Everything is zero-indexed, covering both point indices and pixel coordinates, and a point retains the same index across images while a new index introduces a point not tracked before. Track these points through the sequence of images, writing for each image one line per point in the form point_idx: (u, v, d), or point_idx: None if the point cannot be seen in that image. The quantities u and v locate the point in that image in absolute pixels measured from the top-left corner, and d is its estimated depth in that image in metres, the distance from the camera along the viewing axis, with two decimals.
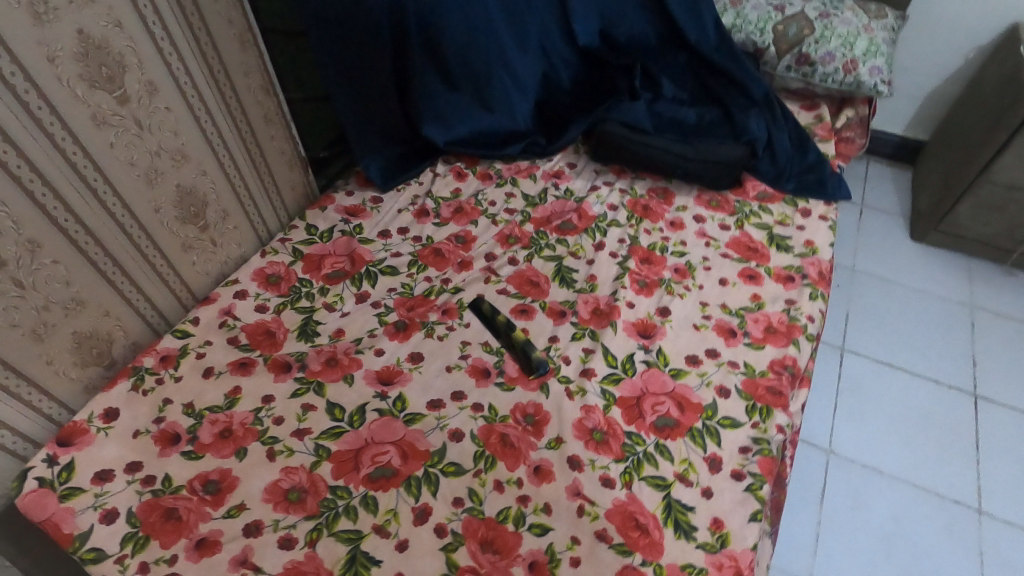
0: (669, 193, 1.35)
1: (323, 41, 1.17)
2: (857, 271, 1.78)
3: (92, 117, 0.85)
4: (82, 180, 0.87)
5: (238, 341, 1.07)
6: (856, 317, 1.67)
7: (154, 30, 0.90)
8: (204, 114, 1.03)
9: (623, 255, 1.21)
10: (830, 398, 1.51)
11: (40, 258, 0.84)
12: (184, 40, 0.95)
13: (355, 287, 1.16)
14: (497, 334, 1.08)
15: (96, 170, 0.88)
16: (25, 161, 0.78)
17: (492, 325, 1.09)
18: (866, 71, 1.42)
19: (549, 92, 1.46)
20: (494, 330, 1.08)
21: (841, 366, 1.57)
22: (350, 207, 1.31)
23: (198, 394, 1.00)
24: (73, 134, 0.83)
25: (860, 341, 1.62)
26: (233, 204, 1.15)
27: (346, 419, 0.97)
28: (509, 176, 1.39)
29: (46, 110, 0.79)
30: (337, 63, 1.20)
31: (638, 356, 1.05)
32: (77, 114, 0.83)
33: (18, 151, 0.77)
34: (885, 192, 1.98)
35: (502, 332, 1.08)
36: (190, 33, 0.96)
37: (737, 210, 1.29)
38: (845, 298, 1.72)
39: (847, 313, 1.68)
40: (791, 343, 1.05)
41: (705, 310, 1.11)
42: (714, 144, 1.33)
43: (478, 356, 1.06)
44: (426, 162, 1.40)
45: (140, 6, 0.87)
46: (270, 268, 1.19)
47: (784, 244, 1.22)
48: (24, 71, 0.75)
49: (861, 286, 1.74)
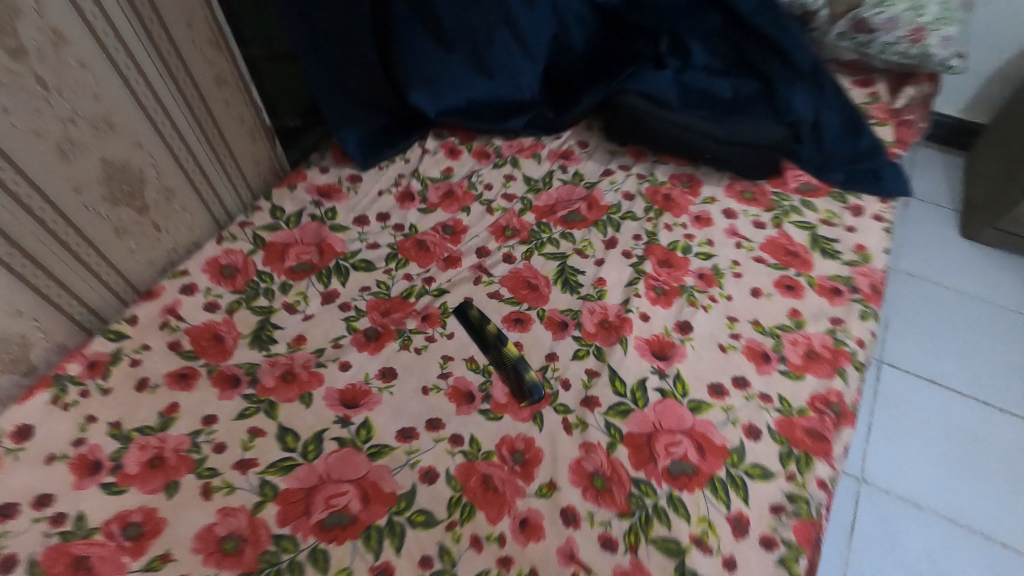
0: (696, 181, 1.15)
1: None
2: (899, 272, 1.58)
3: None
4: None
5: (180, 346, 0.91)
6: (896, 326, 1.49)
7: None
8: (134, 74, 0.85)
9: (638, 255, 1.03)
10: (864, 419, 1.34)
11: None
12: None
13: (321, 285, 0.99)
14: (484, 349, 0.91)
15: None
16: None
17: (479, 338, 0.92)
18: (935, 40, 1.20)
19: (558, 58, 1.23)
20: (482, 343, 0.92)
21: (878, 381, 1.39)
22: (323, 186, 1.13)
23: (129, 411, 0.85)
24: None
25: (899, 351, 1.45)
26: (180, 182, 0.98)
27: (300, 449, 0.82)
28: (509, 155, 1.20)
29: None
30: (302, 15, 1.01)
31: (651, 382, 0.88)
32: None
33: None
34: (936, 182, 1.76)
35: (491, 346, 0.91)
36: None
37: (775, 204, 1.10)
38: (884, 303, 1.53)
39: (886, 320, 1.49)
40: (837, 373, 0.87)
41: (733, 327, 0.93)
42: (751, 125, 1.13)
43: (460, 376, 0.89)
44: (413, 136, 1.21)
45: None
46: (226, 258, 1.02)
47: (830, 248, 1.02)
48: None
49: (904, 293, 1.54)
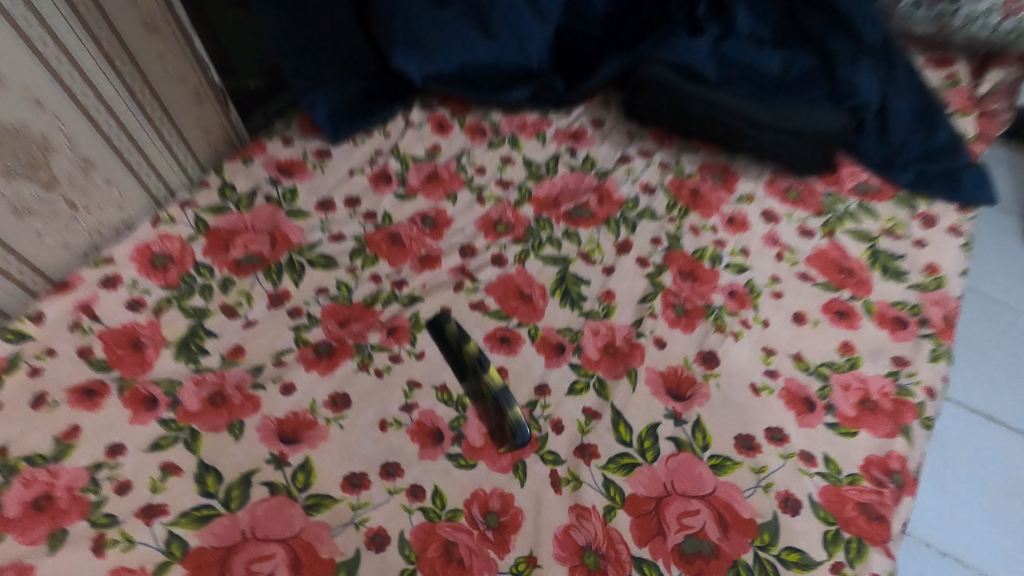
0: (730, 174, 0.96)
1: None
2: None
3: None
4: None
5: (90, 354, 0.75)
6: None
7: None
8: (23, 12, 0.66)
9: (656, 264, 0.85)
10: (958, 490, 0.90)
11: None
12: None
13: (269, 283, 0.82)
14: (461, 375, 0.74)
15: None
16: None
17: (455, 360, 0.75)
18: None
19: (572, 21, 1.02)
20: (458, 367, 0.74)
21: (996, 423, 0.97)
22: (284, 161, 0.95)
23: (18, 434, 0.69)
24: None
25: None
26: (100, 151, 0.80)
27: (221, 495, 0.66)
28: (508, 133, 1.01)
29: None
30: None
31: (664, 430, 0.70)
32: None
33: None
34: None
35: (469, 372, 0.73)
36: None
37: (827, 208, 0.91)
38: None
39: None
40: (900, 432, 0.69)
41: (768, 361, 0.75)
42: (807, 113, 0.91)
43: (426, 410, 0.72)
44: (396, 104, 1.03)
45: None
46: (159, 245, 0.85)
47: (893, 267, 0.83)
48: None
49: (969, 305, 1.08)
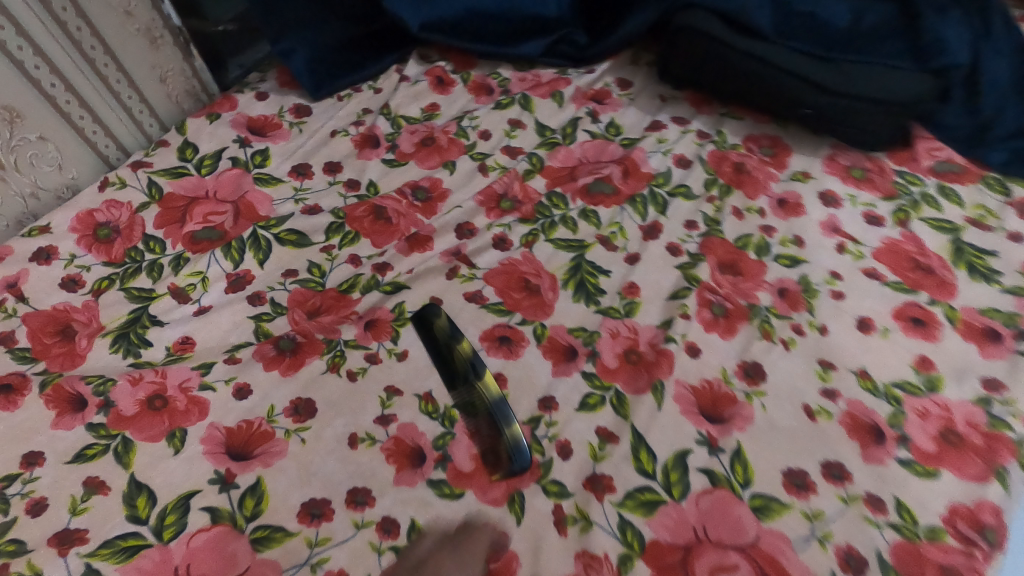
0: (781, 148, 0.81)
1: None
2: None
3: None
4: None
5: (12, 341, 0.63)
6: None
7: None
8: None
9: (691, 253, 0.70)
10: None
11: None
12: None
13: (229, 263, 0.69)
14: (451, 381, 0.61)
15: None
16: None
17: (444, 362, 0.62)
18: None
19: None
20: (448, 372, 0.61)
21: None
22: (256, 119, 0.82)
23: None
24: None
25: None
26: (28, 99, 0.67)
27: (153, 521, 0.54)
28: (518, 92, 0.86)
29: None
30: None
31: (695, 460, 0.57)
32: None
33: None
34: None
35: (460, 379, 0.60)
36: None
37: (899, 191, 0.75)
38: None
39: None
40: (994, 475, 0.55)
41: (826, 378, 0.61)
42: (882, 73, 0.74)
43: (405, 423, 0.60)
44: (388, 57, 0.89)
45: None
46: (105, 213, 0.73)
47: (982, 265, 0.68)
48: None
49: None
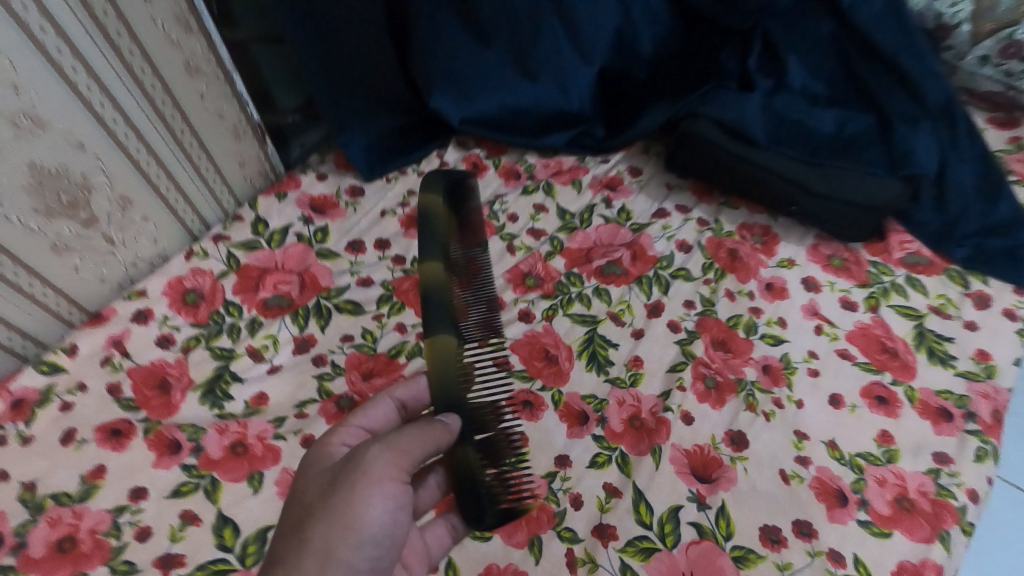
0: (771, 236, 0.93)
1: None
2: None
3: None
4: None
5: (120, 392, 0.76)
6: None
7: None
8: (70, 59, 0.67)
9: (688, 330, 0.82)
10: None
11: None
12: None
13: (296, 327, 0.82)
14: (427, 333, 0.55)
15: None
16: None
17: (434, 293, 0.56)
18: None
19: (622, 63, 1.00)
20: (429, 316, 0.56)
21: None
22: (318, 198, 0.95)
23: (48, 469, 0.71)
24: None
25: None
26: (140, 190, 0.81)
27: (237, 549, 0.66)
28: (543, 179, 1.00)
29: None
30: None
31: (687, 514, 0.68)
32: None
33: None
34: None
35: (445, 328, 0.55)
36: None
37: (872, 279, 0.87)
38: None
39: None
40: (937, 537, 0.66)
41: (800, 447, 0.72)
42: (858, 178, 0.86)
43: (411, 385, 0.59)
44: (431, 145, 1.02)
45: None
46: (192, 280, 0.86)
47: (941, 351, 0.79)
48: None
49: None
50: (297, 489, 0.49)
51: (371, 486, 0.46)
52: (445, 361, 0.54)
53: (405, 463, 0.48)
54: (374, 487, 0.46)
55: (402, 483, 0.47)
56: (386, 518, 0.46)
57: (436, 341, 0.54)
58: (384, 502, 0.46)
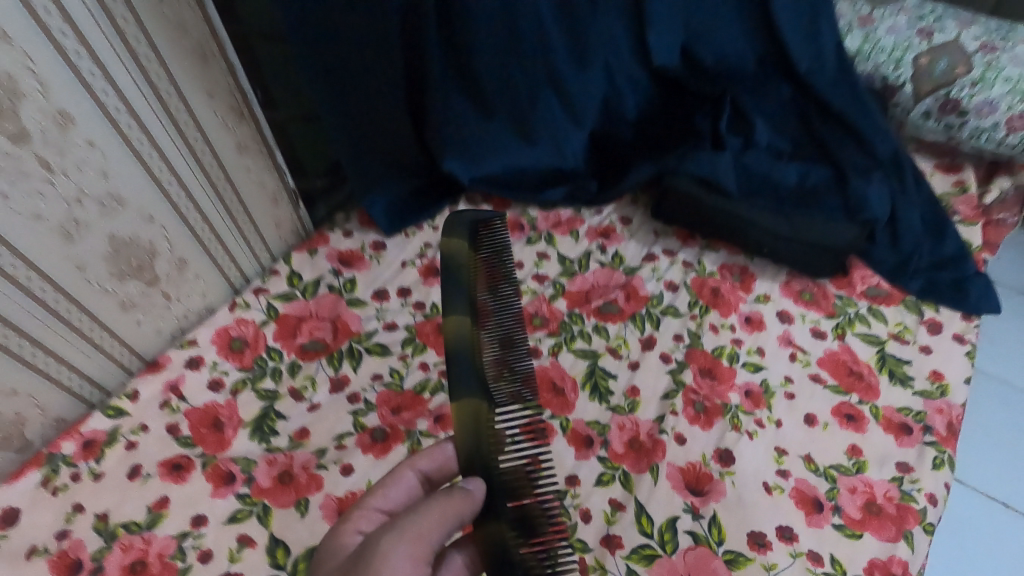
0: (748, 275, 1.04)
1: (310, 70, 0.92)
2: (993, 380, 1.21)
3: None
4: None
5: (178, 431, 0.86)
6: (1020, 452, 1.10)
7: (79, 62, 0.67)
8: (148, 148, 0.78)
9: (678, 360, 0.93)
10: None
11: None
12: (103, 38, 0.68)
13: (332, 369, 0.93)
14: (452, 397, 0.54)
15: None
16: None
17: (459, 348, 0.56)
18: (1007, 57, 1.09)
19: (609, 125, 1.15)
20: (455, 377, 0.55)
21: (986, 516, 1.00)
22: (345, 252, 1.07)
23: (118, 501, 0.80)
24: None
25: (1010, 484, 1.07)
26: (194, 252, 0.92)
27: (289, 567, 0.75)
28: (544, 230, 1.12)
29: None
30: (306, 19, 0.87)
31: (683, 523, 0.77)
32: None
33: None
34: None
35: (473, 391, 0.54)
36: (132, 60, 0.72)
37: (838, 310, 0.98)
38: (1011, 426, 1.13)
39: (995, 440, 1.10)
40: (902, 537, 0.76)
41: (781, 461, 0.83)
42: (821, 224, 0.99)
43: (433, 455, 0.55)
44: (444, 201, 1.14)
45: (55, 32, 0.64)
46: (236, 329, 0.97)
47: (900, 372, 0.90)
48: None
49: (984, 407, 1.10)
50: None
51: None
52: (474, 426, 0.53)
53: (421, 552, 0.45)
54: None
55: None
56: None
57: (462, 405, 0.53)
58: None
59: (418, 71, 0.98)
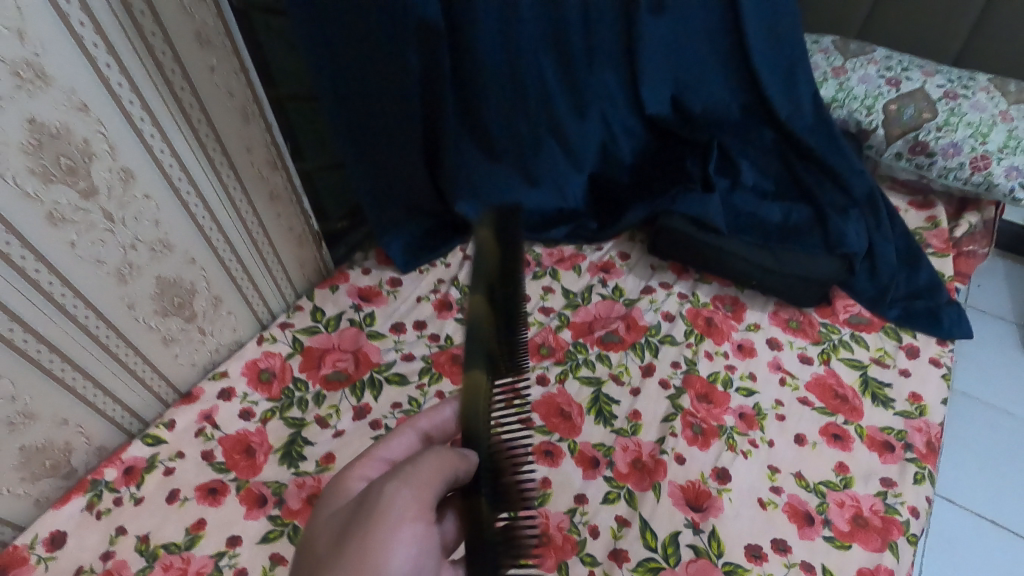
0: (739, 305, 1.12)
1: (339, 128, 1.02)
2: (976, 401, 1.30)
3: (60, 228, 0.72)
4: (46, 298, 0.74)
5: (212, 457, 0.93)
6: (998, 476, 1.18)
7: (141, 126, 0.76)
8: (194, 199, 0.87)
9: (677, 386, 1.00)
10: None
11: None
12: (163, 105, 0.78)
13: (354, 398, 1.00)
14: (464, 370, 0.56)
15: (65, 284, 0.76)
16: None
17: (473, 321, 0.58)
18: (968, 104, 1.20)
19: (606, 168, 1.25)
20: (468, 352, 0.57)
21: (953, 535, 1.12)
22: (364, 289, 1.15)
23: (158, 524, 0.86)
24: (36, 250, 0.71)
25: (988, 502, 1.15)
26: (228, 291, 1.00)
27: None
28: (549, 265, 1.20)
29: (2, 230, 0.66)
30: (338, 80, 0.97)
31: (685, 537, 0.83)
32: (37, 228, 0.70)
33: None
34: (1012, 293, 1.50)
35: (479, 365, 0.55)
36: (186, 123, 0.81)
37: (823, 337, 1.06)
38: (988, 449, 1.22)
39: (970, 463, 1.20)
40: (888, 547, 0.81)
41: (774, 478, 0.89)
42: (804, 259, 1.07)
43: (433, 415, 0.59)
44: (456, 240, 1.22)
45: (124, 102, 0.73)
46: (264, 361, 1.04)
47: (882, 394, 0.98)
48: None
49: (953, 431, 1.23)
50: (311, 535, 0.47)
51: (389, 527, 0.43)
52: (476, 399, 0.55)
53: (425, 496, 0.46)
54: (393, 528, 0.44)
55: (423, 523, 0.45)
56: (407, 564, 0.43)
57: (470, 379, 0.55)
58: (403, 548, 0.43)
59: (434, 127, 1.08)
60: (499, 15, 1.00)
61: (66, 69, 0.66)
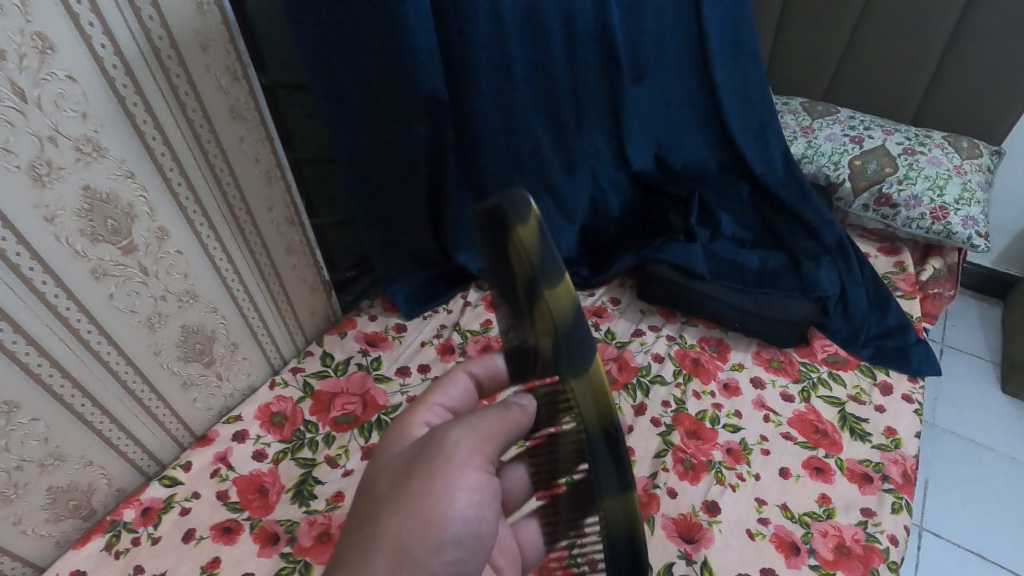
0: (724, 346, 1.20)
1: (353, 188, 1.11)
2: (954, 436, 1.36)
3: (101, 281, 0.79)
4: (83, 345, 0.81)
5: (227, 497, 0.97)
6: (978, 509, 1.23)
7: (178, 189, 0.85)
8: (218, 253, 0.95)
9: (667, 423, 1.06)
10: None
11: (34, 429, 0.78)
12: (198, 171, 0.87)
13: (362, 438, 1.05)
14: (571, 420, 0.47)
15: (101, 332, 0.82)
16: (26, 337, 0.73)
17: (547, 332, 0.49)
18: (925, 159, 1.32)
19: (596, 220, 1.35)
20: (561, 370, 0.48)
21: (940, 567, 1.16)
22: (370, 335, 1.22)
23: (174, 562, 0.89)
24: (79, 301, 0.78)
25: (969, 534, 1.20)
26: (245, 338, 1.07)
27: None
28: None
29: (51, 283, 0.74)
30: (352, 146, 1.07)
31: (679, 568, 0.87)
32: (81, 280, 0.77)
33: (21, 331, 0.73)
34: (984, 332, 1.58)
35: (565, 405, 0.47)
36: (216, 185, 0.90)
37: (803, 376, 1.13)
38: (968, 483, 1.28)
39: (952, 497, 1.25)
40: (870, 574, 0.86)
41: (761, 510, 0.94)
42: (781, 300, 1.15)
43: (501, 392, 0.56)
44: (457, 288, 1.31)
45: (165, 168, 0.82)
46: (277, 405, 1.10)
47: (859, 429, 1.04)
48: (33, 252, 0.71)
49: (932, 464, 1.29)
50: (384, 461, 0.49)
51: (452, 472, 0.45)
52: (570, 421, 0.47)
53: (487, 450, 0.47)
54: (457, 473, 0.45)
55: (485, 473, 0.46)
56: (469, 511, 0.44)
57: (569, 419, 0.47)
58: (467, 493, 0.44)
59: (438, 187, 1.17)
60: (498, 89, 1.11)
61: (119, 142, 0.75)
